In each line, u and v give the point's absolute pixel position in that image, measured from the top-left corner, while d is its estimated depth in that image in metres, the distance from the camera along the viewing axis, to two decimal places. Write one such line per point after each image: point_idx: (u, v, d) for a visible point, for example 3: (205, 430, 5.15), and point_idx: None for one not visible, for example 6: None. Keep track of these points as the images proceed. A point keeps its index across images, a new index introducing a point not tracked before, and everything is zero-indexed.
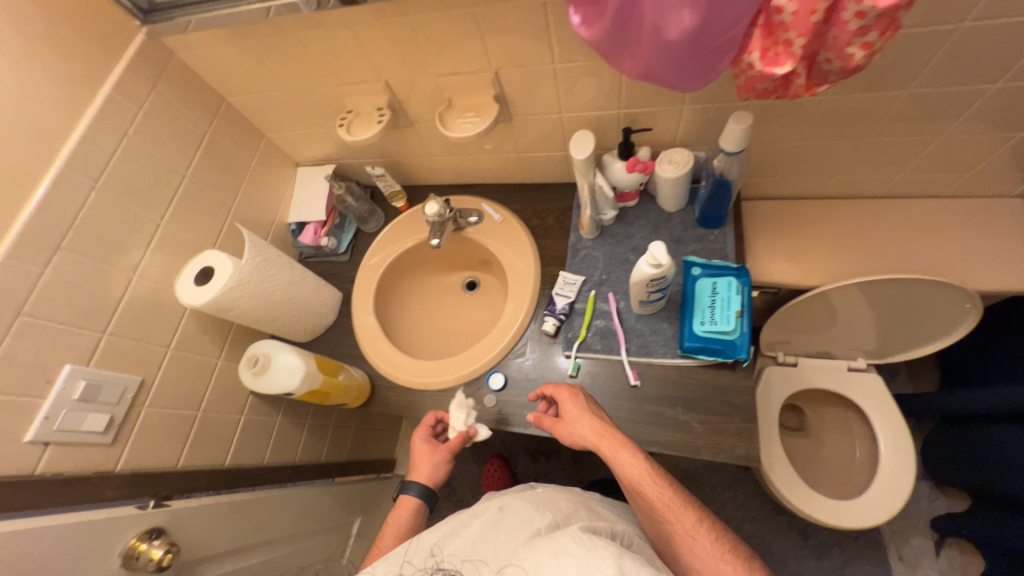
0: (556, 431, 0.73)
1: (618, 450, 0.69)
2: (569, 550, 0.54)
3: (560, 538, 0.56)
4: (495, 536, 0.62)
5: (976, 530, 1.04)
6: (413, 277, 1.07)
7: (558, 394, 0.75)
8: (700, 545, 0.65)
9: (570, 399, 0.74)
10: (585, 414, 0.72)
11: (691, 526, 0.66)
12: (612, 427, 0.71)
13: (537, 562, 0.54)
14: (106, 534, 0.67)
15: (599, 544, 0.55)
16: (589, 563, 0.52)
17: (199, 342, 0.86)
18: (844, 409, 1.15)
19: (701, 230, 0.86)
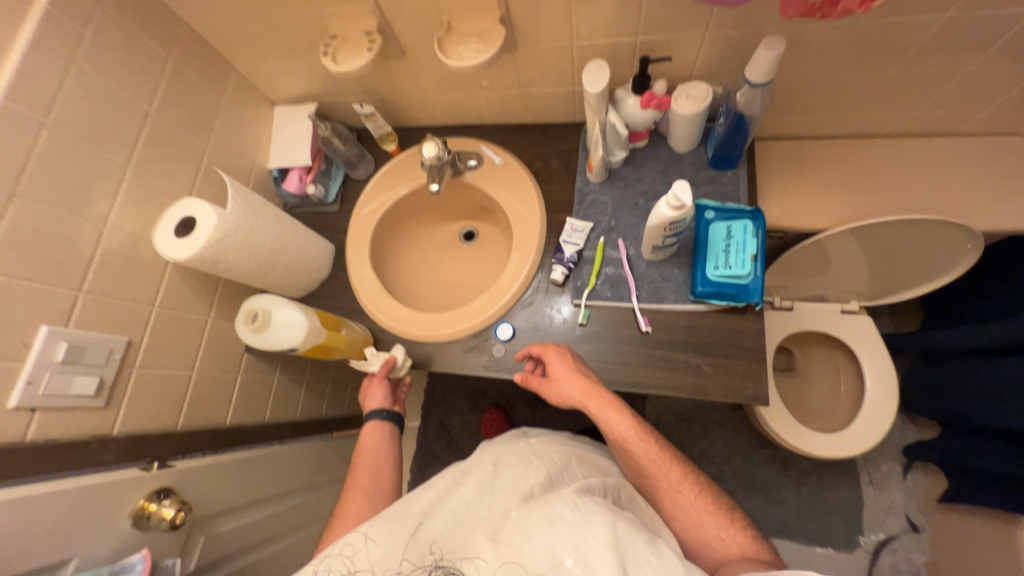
0: (544, 391, 0.75)
1: (605, 406, 0.72)
2: (564, 516, 0.54)
3: (554, 504, 0.56)
4: (489, 500, 0.61)
5: (942, 454, 1.14)
6: (409, 227, 1.02)
7: (545, 354, 0.75)
8: (682, 495, 0.69)
9: (558, 358, 0.74)
10: (573, 374, 0.73)
11: (674, 477, 0.70)
12: (600, 386, 0.73)
13: (532, 530, 0.54)
14: (113, 497, 0.66)
15: (591, 509, 0.55)
16: (583, 532, 0.52)
17: (187, 299, 0.80)
18: (832, 350, 1.20)
19: (713, 172, 0.83)
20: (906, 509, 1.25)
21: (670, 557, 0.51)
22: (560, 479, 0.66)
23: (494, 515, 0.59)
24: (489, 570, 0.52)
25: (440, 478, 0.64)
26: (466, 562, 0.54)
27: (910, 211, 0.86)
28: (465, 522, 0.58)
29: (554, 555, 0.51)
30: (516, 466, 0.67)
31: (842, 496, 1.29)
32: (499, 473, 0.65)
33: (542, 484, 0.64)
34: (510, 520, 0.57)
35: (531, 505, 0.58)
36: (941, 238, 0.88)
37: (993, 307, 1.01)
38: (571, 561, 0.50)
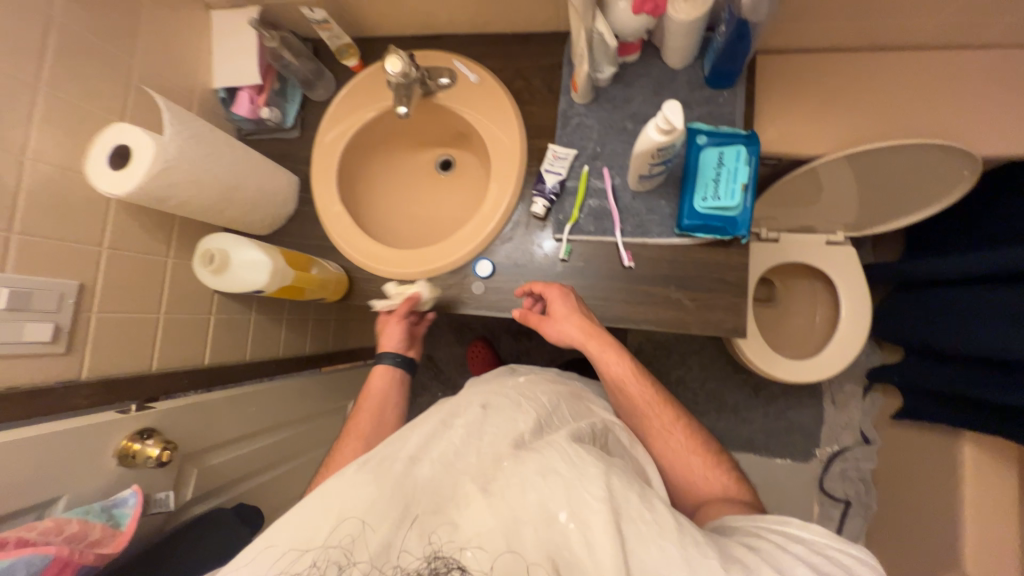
0: (542, 328, 0.74)
1: (607, 349, 0.73)
2: (557, 470, 0.55)
3: (547, 456, 0.57)
4: (476, 445, 0.60)
5: (903, 377, 1.20)
6: (379, 156, 0.94)
7: (548, 292, 0.74)
8: (674, 437, 0.73)
9: (563, 298, 0.73)
10: (578, 315, 0.72)
11: (666, 420, 0.74)
12: (600, 328, 0.74)
13: (524, 483, 0.54)
14: (95, 438, 0.66)
15: (584, 461, 0.55)
16: (577, 486, 0.52)
17: (139, 238, 0.74)
18: (812, 281, 1.21)
19: (709, 91, 0.76)
20: (861, 425, 1.35)
21: (662, 508, 0.52)
22: (549, 422, 0.67)
23: (482, 462, 0.59)
24: (479, 520, 0.52)
25: (426, 421, 0.64)
26: (456, 511, 0.53)
27: (914, 135, 0.81)
28: (452, 466, 0.58)
29: (547, 509, 0.52)
30: (503, 409, 0.66)
31: (805, 414, 1.38)
32: (486, 416, 0.65)
33: (532, 429, 0.63)
34: (501, 470, 0.57)
35: (521, 455, 0.58)
36: (939, 164, 0.84)
37: (977, 236, 1.00)
38: (565, 515, 0.51)
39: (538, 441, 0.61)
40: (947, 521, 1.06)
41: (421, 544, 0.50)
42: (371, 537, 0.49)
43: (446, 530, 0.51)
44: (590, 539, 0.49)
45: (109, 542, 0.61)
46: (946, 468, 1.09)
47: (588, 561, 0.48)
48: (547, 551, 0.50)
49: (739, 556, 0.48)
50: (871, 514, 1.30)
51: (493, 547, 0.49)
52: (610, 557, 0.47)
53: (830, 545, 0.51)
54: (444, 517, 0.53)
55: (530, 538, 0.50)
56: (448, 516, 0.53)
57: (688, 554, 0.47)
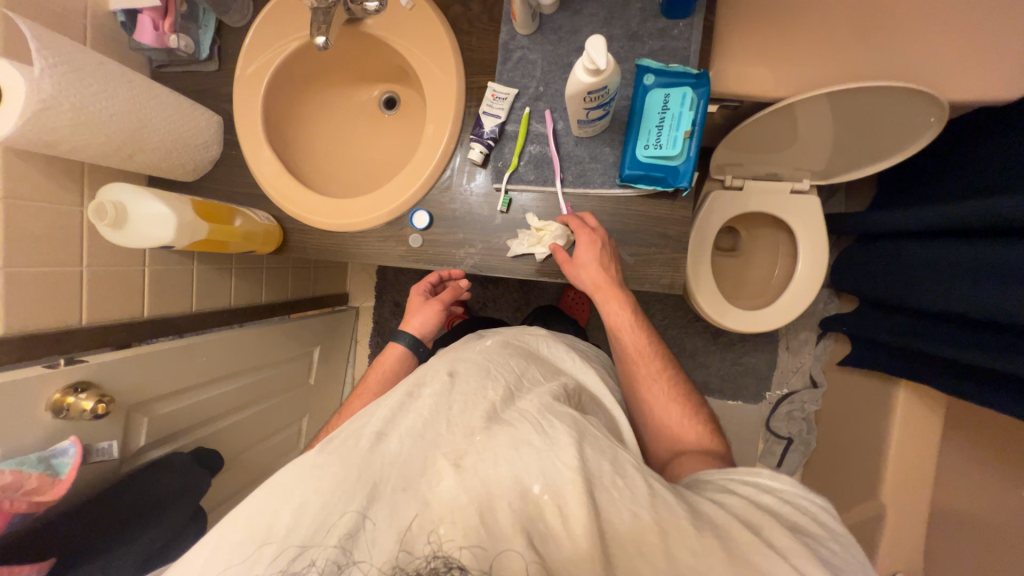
0: (566, 271, 0.71)
1: (613, 299, 0.70)
2: (529, 441, 0.52)
3: (520, 428, 0.54)
4: (446, 415, 0.56)
5: (854, 326, 1.23)
6: (311, 94, 0.86)
7: (578, 232, 0.68)
8: (658, 388, 0.73)
9: (590, 245, 0.67)
10: (600, 261, 0.68)
11: (655, 373, 0.74)
12: (615, 280, 0.70)
13: (496, 455, 0.51)
14: (22, 394, 0.65)
15: (556, 430, 0.53)
16: (549, 457, 0.50)
17: (42, 186, 0.69)
18: (776, 231, 1.19)
19: (663, 22, 0.68)
20: (811, 370, 1.40)
21: (635, 474, 0.51)
22: (522, 386, 0.63)
23: (454, 433, 0.54)
24: (454, 496, 0.48)
25: (392, 393, 0.60)
26: (428, 487, 0.49)
27: (887, 75, 0.75)
28: (419, 438, 0.53)
29: (521, 481, 0.49)
30: (473, 374, 0.62)
31: (759, 360, 1.43)
32: (454, 383, 0.60)
33: (503, 397, 0.59)
34: (473, 443, 0.52)
35: (494, 427, 0.54)
36: (912, 108, 0.79)
37: (946, 187, 0.97)
38: (539, 487, 0.48)
39: (511, 410, 0.57)
40: (875, 460, 1.14)
41: (393, 525, 0.46)
42: (343, 521, 0.46)
43: (416, 508, 0.47)
44: (565, 510, 0.47)
45: (48, 489, 0.64)
46: (880, 412, 1.15)
47: (563, 534, 0.46)
48: (522, 525, 0.46)
49: (705, 511, 0.49)
50: (810, 450, 1.39)
51: (467, 525, 0.45)
52: (586, 533, 0.45)
53: (801, 495, 0.54)
54: (415, 494, 0.49)
55: (505, 513, 0.46)
56: (418, 491, 0.49)
57: (662, 521, 0.46)
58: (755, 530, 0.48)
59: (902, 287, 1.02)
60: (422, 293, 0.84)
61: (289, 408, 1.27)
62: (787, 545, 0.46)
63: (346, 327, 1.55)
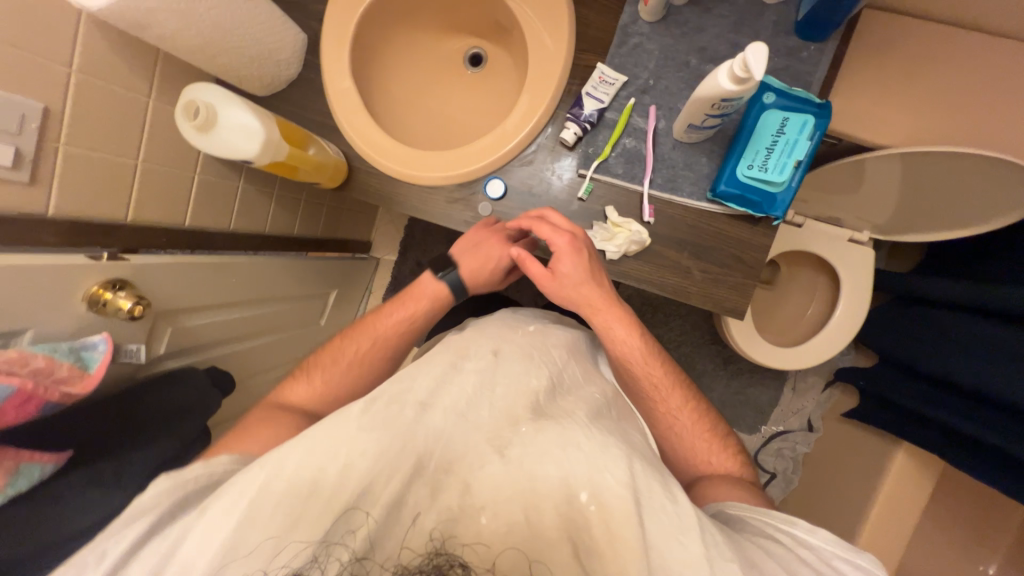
0: (543, 283, 0.68)
1: (619, 318, 0.69)
2: (579, 443, 0.52)
3: (569, 428, 0.54)
4: (491, 398, 0.56)
5: (867, 382, 1.25)
6: (402, 32, 0.82)
7: (552, 240, 0.65)
8: (683, 420, 0.71)
9: (571, 255, 0.65)
10: (586, 279, 0.66)
11: (677, 410, 0.71)
12: (608, 299, 0.68)
13: (543, 452, 0.51)
14: (61, 281, 0.62)
15: (604, 440, 0.53)
16: (600, 464, 0.50)
17: (115, 68, 0.64)
18: (818, 274, 1.19)
19: (794, 41, 0.65)
20: (810, 414, 1.43)
21: (686, 503, 0.50)
22: (563, 383, 0.63)
23: (497, 419, 0.54)
24: (497, 485, 0.50)
25: (434, 361, 0.59)
26: (469, 472, 0.50)
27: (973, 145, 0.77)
28: (466, 419, 0.53)
29: (568, 484, 0.49)
30: (517, 358, 0.62)
31: (762, 394, 1.45)
32: (498, 364, 0.61)
33: (546, 391, 0.59)
34: (519, 434, 0.53)
35: (541, 423, 0.54)
36: (1010, 183, 0.77)
37: (999, 267, 0.97)
38: (586, 496, 0.49)
39: (554, 407, 0.58)
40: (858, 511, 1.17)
41: (435, 506, 0.48)
42: (383, 487, 0.47)
43: (459, 492, 0.49)
44: (611, 524, 0.47)
45: (77, 382, 0.61)
46: (872, 468, 1.18)
47: (608, 549, 0.46)
48: (566, 532, 0.48)
49: (757, 559, 0.48)
50: (790, 488, 1.44)
51: (510, 520, 0.48)
52: (632, 544, 0.45)
53: (839, 555, 0.52)
54: (456, 477, 0.50)
55: (550, 516, 0.48)
56: (460, 475, 0.50)
57: (713, 556, 0.45)
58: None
59: (925, 354, 1.03)
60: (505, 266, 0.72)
61: (298, 344, 1.26)
62: None
63: (364, 275, 1.53)
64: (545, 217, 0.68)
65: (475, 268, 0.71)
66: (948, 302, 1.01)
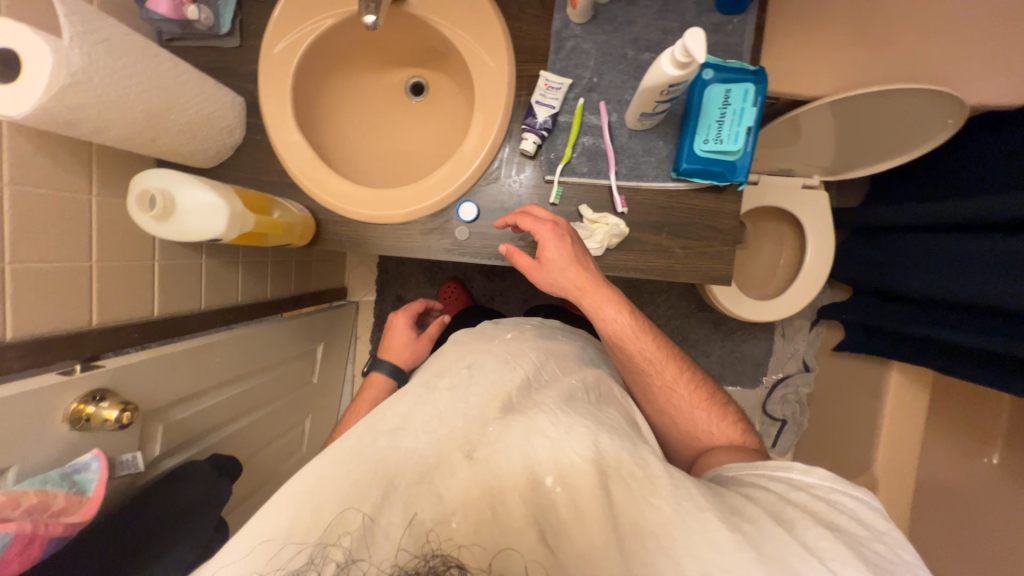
0: (533, 274, 0.68)
1: (605, 300, 0.66)
2: (545, 431, 0.50)
3: (536, 418, 0.52)
4: (460, 405, 0.54)
5: (849, 313, 1.32)
6: (339, 77, 0.81)
7: (538, 232, 0.66)
8: (681, 393, 0.70)
9: (556, 242, 0.65)
10: (573, 263, 0.65)
11: (673, 382, 0.70)
12: (597, 280, 0.66)
13: (510, 446, 0.49)
14: (34, 407, 0.58)
15: (572, 421, 0.52)
16: (564, 446, 0.49)
17: (49, 171, 0.61)
18: (782, 224, 1.25)
19: (718, 17, 0.69)
20: (804, 355, 1.49)
21: (655, 464, 0.49)
22: (535, 377, 0.62)
23: (468, 424, 0.52)
24: (467, 488, 0.46)
25: (409, 386, 0.58)
26: (441, 480, 0.46)
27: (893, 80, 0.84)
28: (438, 433, 0.50)
29: (533, 471, 0.47)
30: (489, 366, 0.61)
31: (757, 347, 1.50)
32: (471, 374, 0.60)
33: (520, 387, 0.58)
34: (487, 434, 0.50)
35: (510, 418, 0.52)
36: (929, 107, 0.85)
37: (938, 184, 1.05)
38: (552, 479, 0.47)
39: (527, 401, 0.56)
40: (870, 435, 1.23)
41: (406, 517, 0.44)
42: (354, 518, 0.43)
43: (431, 502, 0.45)
44: (578, 503, 0.46)
45: (77, 509, 0.57)
46: (871, 392, 1.24)
47: (576, 529, 0.44)
48: (534, 516, 0.45)
49: (739, 505, 0.47)
50: (802, 430, 1.49)
51: (478, 519, 0.44)
52: (598, 518, 0.44)
53: (836, 490, 0.52)
54: (429, 487, 0.46)
55: (517, 505, 0.45)
56: (432, 485, 0.46)
57: (682, 509, 0.44)
58: (785, 525, 0.46)
59: (889, 276, 1.11)
60: (408, 326, 0.87)
61: (295, 408, 1.21)
62: (821, 543, 0.44)
63: (346, 323, 1.50)
64: (529, 212, 0.69)
65: (394, 348, 0.85)
66: (901, 226, 1.09)
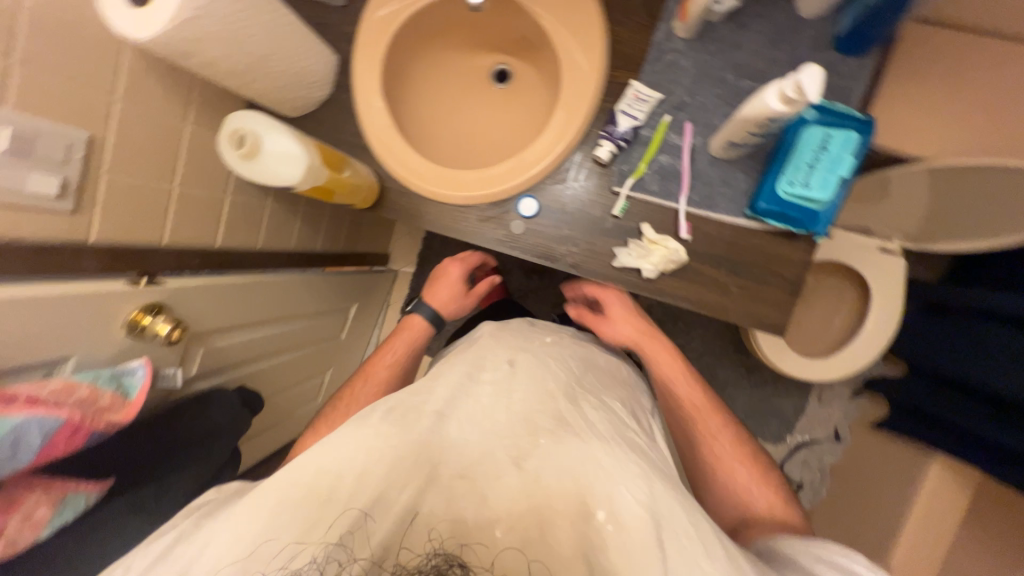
0: (597, 328, 0.76)
1: (657, 350, 0.75)
2: (598, 460, 0.48)
3: (587, 443, 0.49)
4: (508, 405, 0.52)
5: (899, 392, 1.23)
6: (430, 51, 0.82)
7: (604, 296, 0.79)
8: (724, 446, 0.70)
9: (620, 302, 0.78)
10: (632, 317, 0.76)
11: (718, 434, 0.70)
12: (652, 332, 0.76)
13: (562, 467, 0.47)
14: (101, 308, 0.62)
15: (626, 456, 0.49)
16: (619, 482, 0.46)
17: (154, 95, 0.65)
18: (846, 284, 1.17)
19: (833, 56, 0.65)
20: (837, 423, 1.42)
21: (707, 526, 0.46)
22: (581, 386, 0.59)
23: (517, 428, 0.50)
24: (513, 499, 0.46)
25: (450, 372, 0.57)
26: (487, 484, 0.47)
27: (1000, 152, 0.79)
28: (484, 430, 0.50)
29: (584, 500, 0.46)
30: (535, 367, 0.58)
31: (787, 404, 1.43)
32: (515, 374, 0.57)
33: (567, 397, 0.55)
34: (538, 446, 0.49)
35: (562, 433, 0.50)
36: None
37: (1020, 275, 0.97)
38: (602, 515, 0.45)
39: (578, 415, 0.53)
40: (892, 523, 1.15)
41: (450, 512, 0.46)
42: (396, 497, 0.45)
43: (475, 503, 0.46)
44: (628, 548, 0.43)
45: (119, 409, 0.61)
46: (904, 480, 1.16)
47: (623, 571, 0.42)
48: (579, 549, 0.44)
49: None
50: (817, 498, 1.41)
51: (524, 535, 0.45)
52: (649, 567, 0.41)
53: None
54: (473, 485, 0.47)
55: (564, 530, 0.45)
56: (477, 486, 0.47)
57: None
58: None
59: (945, 362, 1.04)
60: (458, 277, 0.87)
61: (320, 360, 1.26)
62: None
63: (382, 289, 1.53)
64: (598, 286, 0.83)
65: (441, 293, 0.84)
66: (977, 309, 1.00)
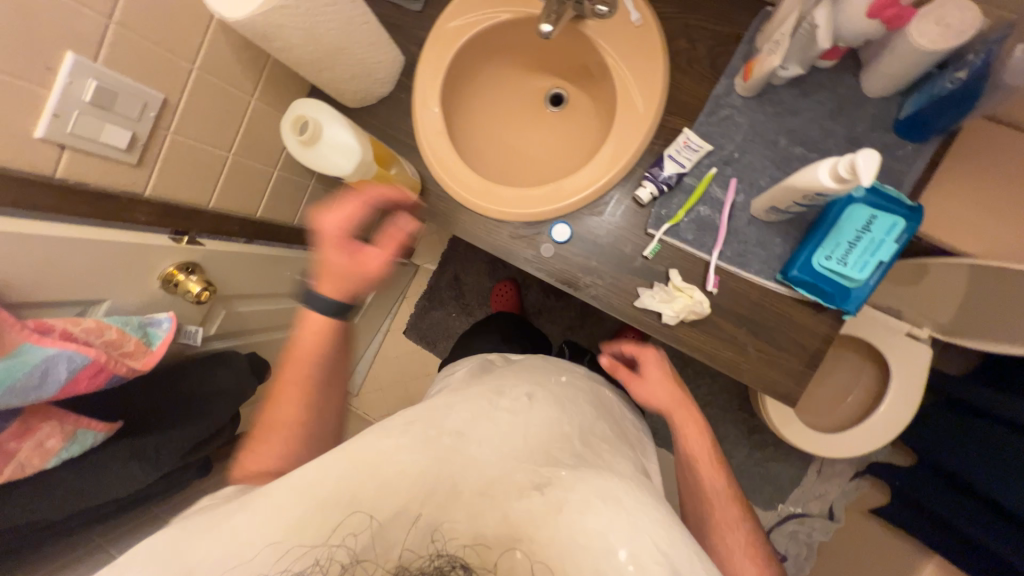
0: (630, 384, 0.75)
1: (688, 419, 0.72)
2: (621, 499, 0.46)
3: (610, 483, 0.48)
4: (529, 433, 0.52)
5: (904, 482, 1.19)
6: (492, 66, 0.84)
7: (643, 355, 0.77)
8: (736, 535, 0.64)
9: (657, 362, 0.76)
10: (668, 379, 0.75)
11: (730, 519, 0.65)
12: (687, 397, 0.74)
13: (586, 501, 0.45)
14: (143, 257, 0.65)
15: (646, 504, 0.48)
16: (643, 525, 0.44)
17: (229, 69, 0.68)
18: (866, 362, 1.14)
19: (891, 138, 0.65)
20: (833, 501, 1.37)
21: None
22: (595, 432, 0.58)
23: (537, 456, 0.49)
24: (533, 526, 0.43)
25: (471, 394, 0.57)
26: (508, 504, 0.45)
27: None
28: (503, 452, 0.49)
29: (607, 537, 0.42)
30: (554, 404, 0.58)
31: (784, 471, 1.40)
32: (534, 406, 0.56)
33: (583, 440, 0.54)
34: (561, 477, 0.47)
35: (582, 470, 0.49)
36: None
37: None
38: (625, 555, 0.42)
39: (596, 458, 0.52)
40: None
41: (473, 526, 0.43)
42: (413, 514, 0.43)
43: (492, 519, 0.44)
44: None
45: (140, 357, 0.64)
46: None
47: None
48: None
49: None
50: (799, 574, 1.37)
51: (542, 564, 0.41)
52: None
53: None
54: (490, 502, 0.45)
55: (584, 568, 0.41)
56: (495, 506, 0.45)
57: None
58: None
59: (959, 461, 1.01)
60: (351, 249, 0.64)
61: None
62: None
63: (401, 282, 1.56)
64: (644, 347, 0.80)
65: (334, 277, 0.64)
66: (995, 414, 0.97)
